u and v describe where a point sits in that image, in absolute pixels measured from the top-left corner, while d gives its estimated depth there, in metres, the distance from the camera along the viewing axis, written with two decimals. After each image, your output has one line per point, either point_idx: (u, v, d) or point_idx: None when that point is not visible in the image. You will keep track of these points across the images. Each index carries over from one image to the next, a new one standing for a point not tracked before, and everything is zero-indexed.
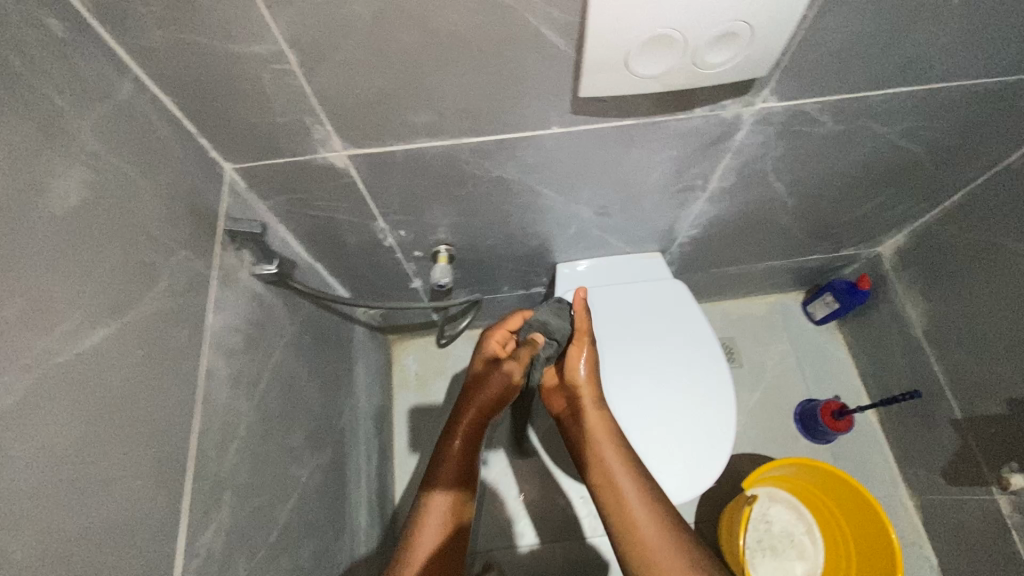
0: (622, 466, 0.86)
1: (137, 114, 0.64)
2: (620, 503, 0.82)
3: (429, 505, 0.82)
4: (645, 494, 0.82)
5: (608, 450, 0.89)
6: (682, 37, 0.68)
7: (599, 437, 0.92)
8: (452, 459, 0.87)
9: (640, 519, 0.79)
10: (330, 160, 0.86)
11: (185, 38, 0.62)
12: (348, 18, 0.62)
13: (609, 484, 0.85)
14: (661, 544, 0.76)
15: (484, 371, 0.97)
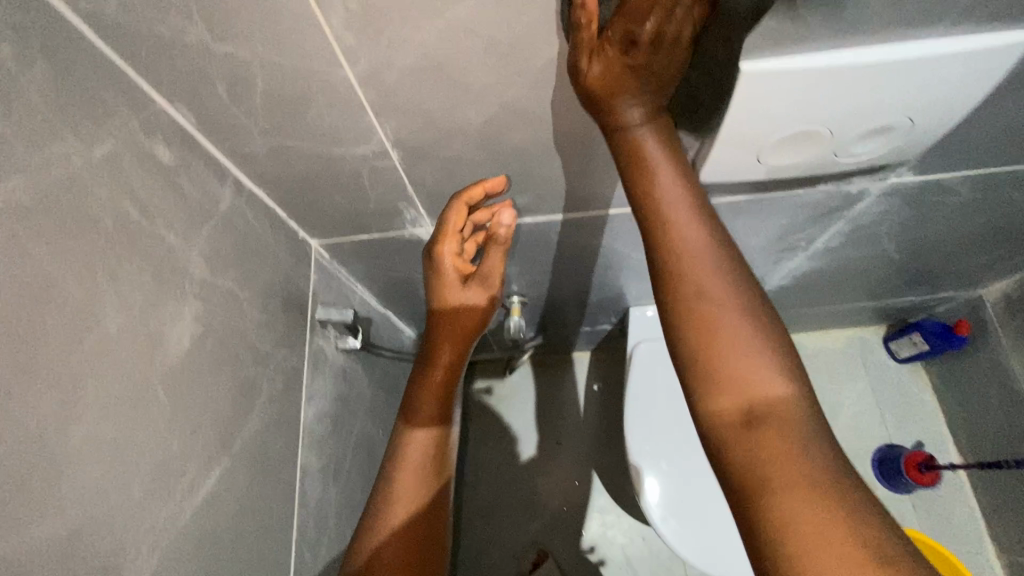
0: (686, 216, 0.45)
1: (237, 219, 0.61)
2: (687, 277, 0.43)
3: (412, 437, 0.71)
4: (724, 264, 0.44)
5: (664, 181, 0.46)
6: (827, 129, 0.59)
7: (643, 150, 0.47)
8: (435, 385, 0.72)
9: (714, 302, 0.42)
10: (417, 235, 0.81)
11: (287, 144, 0.58)
12: (459, 123, 0.57)
13: (664, 232, 0.45)
14: (745, 352, 0.41)
15: (450, 298, 0.68)
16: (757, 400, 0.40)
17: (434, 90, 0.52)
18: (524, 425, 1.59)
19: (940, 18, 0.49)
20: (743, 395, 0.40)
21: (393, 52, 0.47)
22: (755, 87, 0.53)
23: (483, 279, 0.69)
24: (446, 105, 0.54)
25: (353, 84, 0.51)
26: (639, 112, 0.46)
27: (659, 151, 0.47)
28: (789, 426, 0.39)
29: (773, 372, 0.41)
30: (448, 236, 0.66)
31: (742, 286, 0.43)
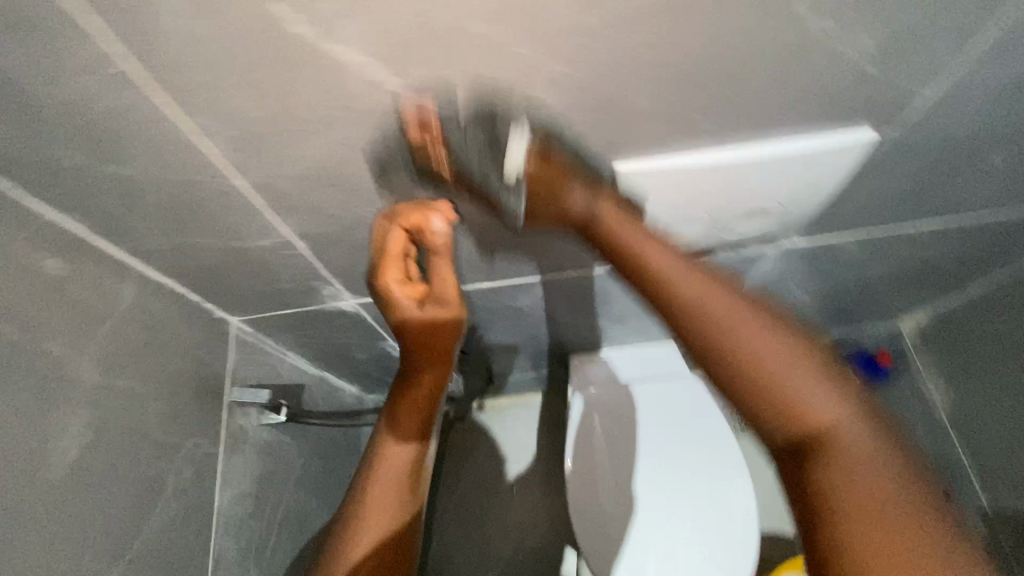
0: (686, 264, 0.45)
1: (139, 315, 0.61)
2: (709, 326, 0.43)
3: (384, 457, 0.62)
4: (725, 293, 0.44)
5: (643, 245, 0.45)
6: (707, 213, 0.64)
7: (616, 224, 0.46)
8: (405, 403, 0.62)
9: (741, 335, 0.42)
10: (339, 307, 0.82)
11: (188, 241, 0.59)
12: (357, 218, 0.59)
13: (673, 282, 0.44)
14: (788, 376, 0.42)
15: (403, 321, 0.56)
16: (806, 415, 0.41)
17: (327, 194, 0.54)
18: (511, 446, 1.48)
19: (788, 125, 0.53)
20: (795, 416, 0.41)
21: (280, 167, 0.50)
22: (631, 186, 0.57)
23: (437, 299, 0.56)
24: (341, 204, 0.56)
25: (243, 191, 0.52)
26: (583, 206, 0.46)
27: (617, 215, 0.47)
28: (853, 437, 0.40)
29: (823, 391, 0.42)
30: (389, 265, 0.54)
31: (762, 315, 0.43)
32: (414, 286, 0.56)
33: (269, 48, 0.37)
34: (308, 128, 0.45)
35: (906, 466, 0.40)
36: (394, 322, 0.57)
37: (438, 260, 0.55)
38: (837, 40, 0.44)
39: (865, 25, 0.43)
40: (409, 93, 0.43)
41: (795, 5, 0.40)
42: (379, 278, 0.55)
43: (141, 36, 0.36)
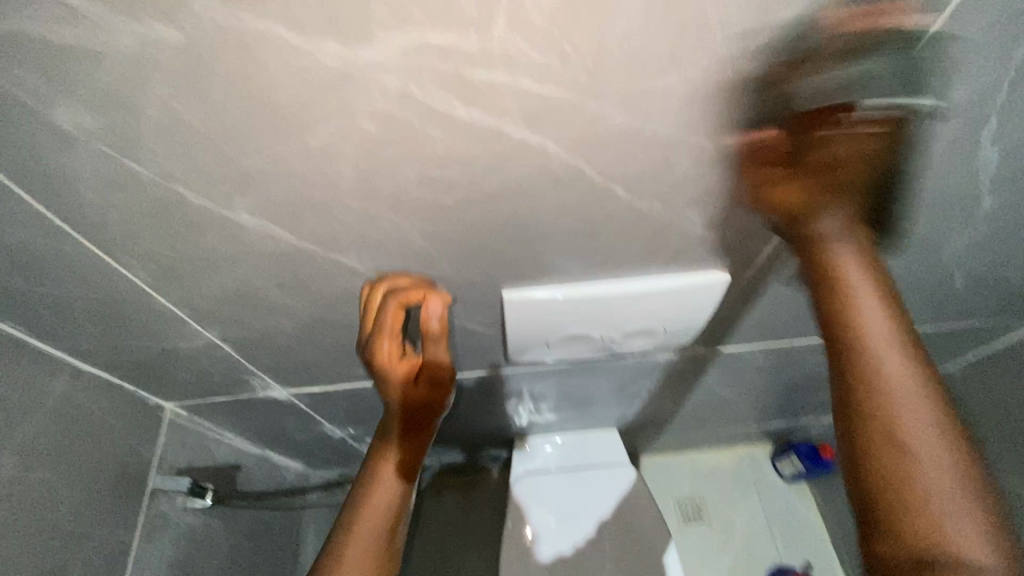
0: (904, 358, 0.40)
1: (65, 408, 0.66)
2: (885, 416, 0.39)
3: (367, 509, 0.60)
4: (933, 404, 0.39)
5: (870, 315, 0.41)
6: (601, 338, 0.73)
7: (842, 252, 0.43)
8: (382, 468, 0.62)
9: (913, 437, 0.38)
10: (272, 395, 0.86)
11: (119, 341, 0.65)
12: (275, 327, 0.65)
13: (862, 368, 0.41)
14: (928, 428, 0.39)
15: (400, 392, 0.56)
16: (938, 504, 0.37)
17: (243, 308, 0.61)
18: (488, 515, 1.44)
19: (651, 264, 0.60)
20: (925, 517, 0.37)
21: (199, 291, 0.57)
22: (519, 308, 0.64)
23: (434, 378, 0.56)
24: (260, 317, 0.63)
25: (167, 305, 0.59)
26: (839, 231, 0.44)
27: (857, 262, 0.43)
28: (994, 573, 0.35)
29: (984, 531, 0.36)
30: (386, 339, 0.53)
31: (956, 430, 0.39)
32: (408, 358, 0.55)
33: (175, 211, 0.45)
34: (220, 263, 0.52)
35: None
36: (386, 389, 0.56)
37: (434, 343, 0.55)
38: (667, 214, 0.51)
39: (689, 204, 0.50)
40: (302, 242, 0.50)
41: (620, 192, 0.48)
42: (369, 351, 0.54)
43: (65, 203, 0.44)
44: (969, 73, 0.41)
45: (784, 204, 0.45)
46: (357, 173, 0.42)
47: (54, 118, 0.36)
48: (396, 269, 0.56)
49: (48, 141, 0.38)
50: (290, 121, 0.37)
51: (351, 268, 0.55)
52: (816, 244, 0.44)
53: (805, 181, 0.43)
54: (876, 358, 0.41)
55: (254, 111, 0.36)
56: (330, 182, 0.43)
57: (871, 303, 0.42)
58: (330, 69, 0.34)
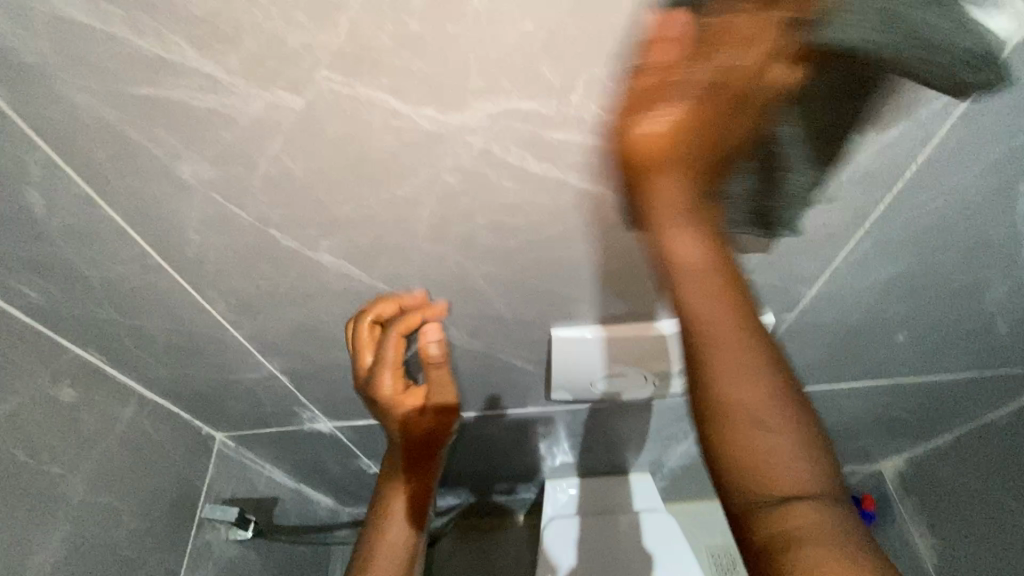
0: (733, 322, 0.38)
1: (132, 434, 0.69)
2: (727, 380, 0.37)
3: (382, 547, 0.60)
4: (762, 375, 0.37)
5: (698, 284, 0.39)
6: (641, 377, 0.75)
7: (671, 214, 0.39)
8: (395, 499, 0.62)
9: (739, 401, 0.37)
10: (316, 427, 0.89)
11: (187, 371, 0.69)
12: (333, 360, 0.69)
13: (702, 343, 0.38)
14: (743, 387, 0.37)
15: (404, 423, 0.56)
16: (771, 464, 0.35)
17: (307, 341, 0.64)
18: (516, 559, 1.41)
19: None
20: (763, 483, 0.35)
21: (270, 324, 0.61)
22: (566, 345, 0.66)
23: (439, 404, 0.55)
24: (320, 350, 0.66)
25: (238, 337, 0.63)
26: (692, 196, 0.39)
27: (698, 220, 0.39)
28: (818, 514, 0.34)
29: (806, 455, 0.36)
30: (387, 371, 0.53)
31: (772, 387, 0.37)
32: (412, 390, 0.55)
33: (264, 250, 0.49)
34: (295, 299, 0.56)
35: (852, 531, 0.34)
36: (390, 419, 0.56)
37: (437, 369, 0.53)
38: None
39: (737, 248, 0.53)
40: (373, 280, 0.54)
41: None
42: (371, 385, 0.54)
43: (169, 243, 0.48)
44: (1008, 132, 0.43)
45: (639, 149, 0.37)
46: (433, 218, 0.46)
47: (178, 169, 0.41)
48: (455, 306, 0.59)
49: (169, 189, 0.43)
50: (381, 172, 0.42)
51: None
52: (660, 222, 0.39)
53: (669, 113, 0.35)
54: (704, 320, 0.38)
55: (351, 164, 0.41)
56: (407, 226, 0.47)
57: (696, 267, 0.39)
58: (424, 128, 0.38)
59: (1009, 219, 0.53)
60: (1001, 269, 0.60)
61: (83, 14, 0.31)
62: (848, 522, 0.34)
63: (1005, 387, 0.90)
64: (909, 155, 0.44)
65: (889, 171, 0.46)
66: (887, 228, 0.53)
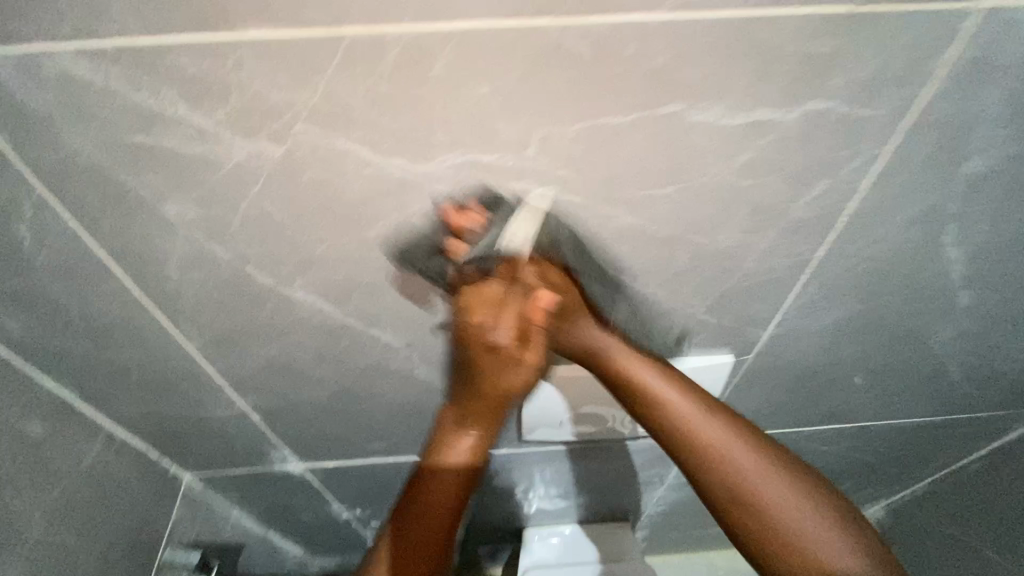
0: (726, 431, 0.53)
1: (96, 471, 0.68)
2: (720, 469, 0.52)
3: (424, 514, 0.58)
4: (762, 462, 0.52)
5: (697, 417, 0.53)
6: (610, 416, 0.77)
7: (629, 363, 0.55)
8: (456, 455, 0.58)
9: (760, 492, 0.51)
10: (288, 469, 0.88)
11: (159, 408, 0.69)
12: (305, 397, 0.69)
13: (715, 458, 0.52)
14: (755, 481, 0.51)
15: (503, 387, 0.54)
16: (796, 532, 0.50)
17: (280, 378, 0.66)
18: None
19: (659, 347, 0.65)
20: (801, 548, 0.50)
21: (244, 360, 0.62)
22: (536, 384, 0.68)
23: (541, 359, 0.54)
24: (293, 387, 0.67)
25: (211, 372, 0.64)
26: (526, 354, 0.52)
27: (631, 355, 0.55)
28: (842, 554, 0.49)
29: (794, 490, 0.52)
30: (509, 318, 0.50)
31: (771, 466, 0.52)
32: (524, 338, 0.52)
33: (241, 286, 0.52)
34: (269, 334, 0.58)
35: (868, 543, 0.51)
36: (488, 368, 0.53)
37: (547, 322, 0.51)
38: (672, 299, 0.57)
39: (691, 291, 0.56)
40: (346, 317, 0.56)
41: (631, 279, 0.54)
42: (485, 340, 0.51)
43: (149, 279, 0.50)
44: (922, 190, 0.48)
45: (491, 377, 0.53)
46: (404, 258, 0.49)
47: (162, 210, 0.44)
48: (426, 343, 0.61)
49: (153, 228, 0.45)
50: (355, 215, 0.45)
51: (386, 342, 0.60)
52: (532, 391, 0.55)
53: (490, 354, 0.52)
54: (704, 445, 0.52)
55: (327, 207, 0.44)
56: (379, 265, 0.50)
57: (671, 394, 0.54)
58: (394, 176, 0.42)
59: (938, 267, 0.58)
60: (939, 313, 0.64)
61: (87, 71, 0.34)
62: (859, 536, 0.51)
63: (966, 431, 0.92)
64: (838, 207, 0.49)
65: (822, 221, 0.50)
66: (828, 273, 0.57)
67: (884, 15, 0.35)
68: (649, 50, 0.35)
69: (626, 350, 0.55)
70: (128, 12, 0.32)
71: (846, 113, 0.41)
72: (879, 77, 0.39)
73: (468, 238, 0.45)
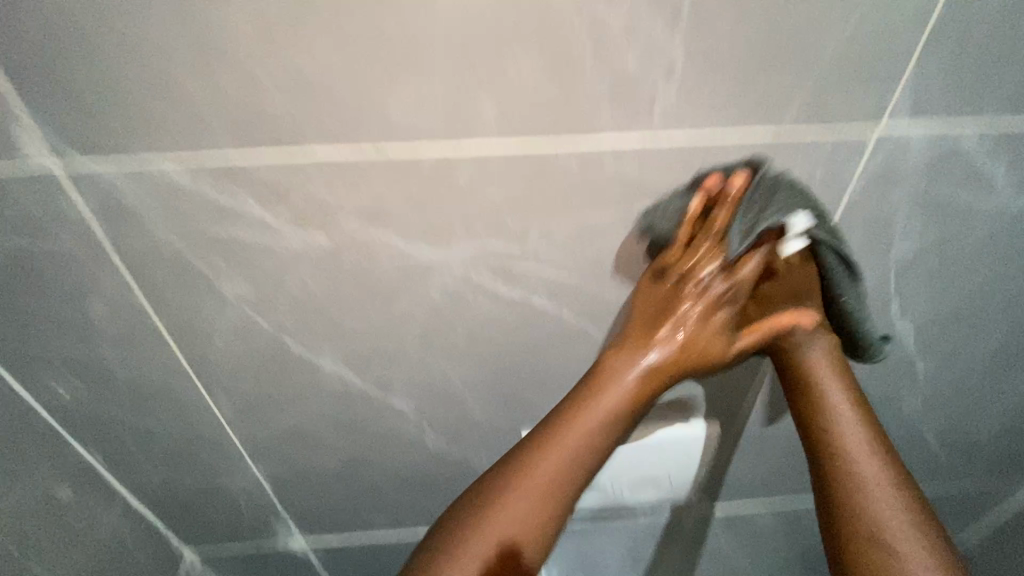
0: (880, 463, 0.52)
1: (110, 541, 0.70)
2: (862, 505, 0.51)
3: (559, 452, 0.52)
4: (906, 512, 0.50)
5: (857, 437, 0.52)
6: (599, 487, 0.77)
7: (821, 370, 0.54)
8: (614, 404, 0.52)
9: (892, 536, 0.50)
10: (291, 546, 0.88)
11: (178, 477, 0.73)
12: (318, 465, 0.73)
13: (860, 483, 0.51)
14: (893, 523, 0.50)
15: (706, 351, 0.54)
16: None
17: (296, 445, 0.70)
18: None
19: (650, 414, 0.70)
20: None
21: (267, 427, 0.67)
22: None
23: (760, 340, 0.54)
24: (308, 454, 0.71)
25: (234, 440, 0.68)
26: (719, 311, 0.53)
27: (833, 367, 0.54)
28: None
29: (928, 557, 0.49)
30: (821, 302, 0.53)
31: (917, 517, 0.50)
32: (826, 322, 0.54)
33: (276, 356, 0.58)
34: (294, 401, 0.64)
35: None
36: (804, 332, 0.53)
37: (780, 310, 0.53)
38: None
39: None
40: (365, 384, 0.62)
41: None
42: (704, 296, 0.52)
43: (196, 349, 0.57)
44: (864, 270, 0.57)
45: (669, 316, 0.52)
46: (422, 329, 0.56)
47: (221, 288, 0.52)
48: (436, 411, 0.66)
49: (210, 304, 0.53)
50: (382, 292, 0.53)
51: (398, 409, 0.66)
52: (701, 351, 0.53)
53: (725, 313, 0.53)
54: (859, 463, 0.52)
55: (359, 286, 0.52)
56: (399, 336, 0.57)
57: (847, 413, 0.53)
58: (419, 261, 0.50)
59: (893, 338, 0.65)
60: (903, 381, 0.70)
61: (186, 181, 0.44)
62: None
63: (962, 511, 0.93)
64: None
65: None
66: None
67: (803, 140, 0.46)
68: (626, 164, 0.45)
69: (830, 360, 0.54)
70: (228, 139, 0.42)
71: None
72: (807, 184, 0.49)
73: (733, 201, 0.46)
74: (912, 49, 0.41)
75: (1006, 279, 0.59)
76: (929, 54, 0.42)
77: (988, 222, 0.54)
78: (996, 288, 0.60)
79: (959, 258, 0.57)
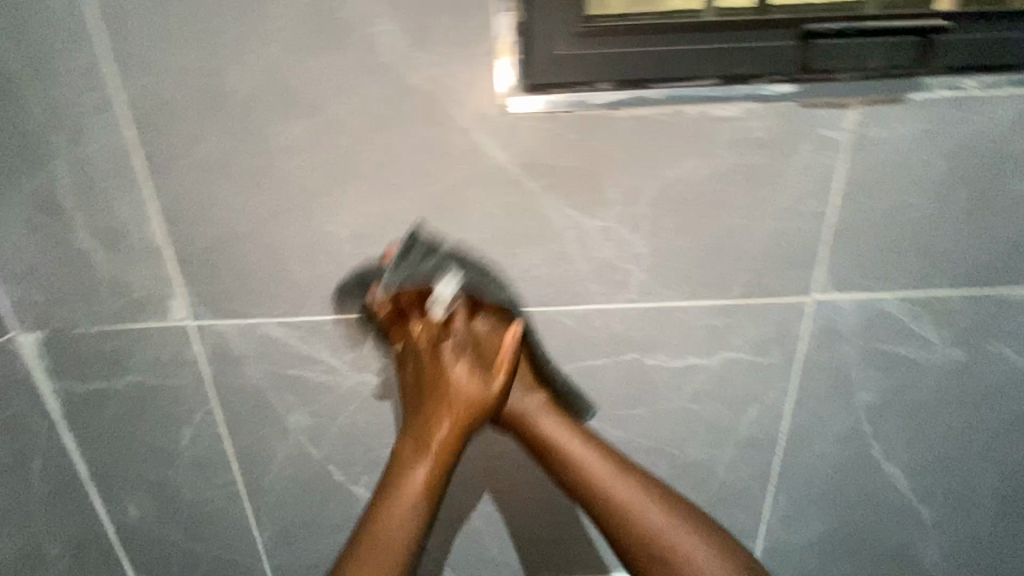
0: (632, 484, 0.52)
1: None
2: (633, 524, 0.51)
3: (374, 543, 0.51)
4: (677, 519, 0.51)
5: (594, 465, 0.52)
6: None
7: (536, 417, 0.54)
8: (410, 497, 0.52)
9: (679, 548, 0.50)
10: None
11: None
12: None
13: (622, 507, 0.51)
14: (673, 534, 0.50)
15: (471, 405, 0.53)
16: None
17: None
18: None
19: None
20: None
21: (298, 556, 0.72)
22: None
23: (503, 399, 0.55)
24: None
25: (266, 570, 0.73)
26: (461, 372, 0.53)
27: (543, 415, 0.55)
28: None
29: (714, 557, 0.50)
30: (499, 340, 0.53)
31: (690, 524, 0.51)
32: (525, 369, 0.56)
33: (319, 483, 0.67)
34: (327, 530, 0.70)
35: None
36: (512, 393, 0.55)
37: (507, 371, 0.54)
38: None
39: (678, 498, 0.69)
40: None
41: None
42: (449, 372, 0.53)
43: (254, 475, 0.67)
44: (837, 414, 0.65)
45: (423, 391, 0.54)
46: None
47: (287, 420, 0.63)
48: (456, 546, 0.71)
49: (275, 433, 0.64)
50: None
51: None
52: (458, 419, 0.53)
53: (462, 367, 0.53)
54: (605, 496, 0.52)
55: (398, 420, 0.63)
56: None
57: (576, 452, 0.53)
58: None
59: (887, 482, 0.69)
60: (912, 530, 0.71)
61: (279, 333, 0.59)
62: None
63: None
64: (774, 425, 0.65)
65: (765, 437, 0.65)
66: (791, 485, 0.68)
67: (754, 306, 0.58)
68: (612, 323, 0.58)
69: (542, 407, 0.55)
70: (316, 304, 0.57)
71: (752, 360, 0.61)
72: (764, 340, 0.60)
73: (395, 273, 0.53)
74: (821, 242, 0.56)
75: (975, 421, 0.65)
76: (838, 246, 0.56)
77: (938, 371, 0.63)
78: (968, 431, 0.66)
79: (923, 402, 0.64)
